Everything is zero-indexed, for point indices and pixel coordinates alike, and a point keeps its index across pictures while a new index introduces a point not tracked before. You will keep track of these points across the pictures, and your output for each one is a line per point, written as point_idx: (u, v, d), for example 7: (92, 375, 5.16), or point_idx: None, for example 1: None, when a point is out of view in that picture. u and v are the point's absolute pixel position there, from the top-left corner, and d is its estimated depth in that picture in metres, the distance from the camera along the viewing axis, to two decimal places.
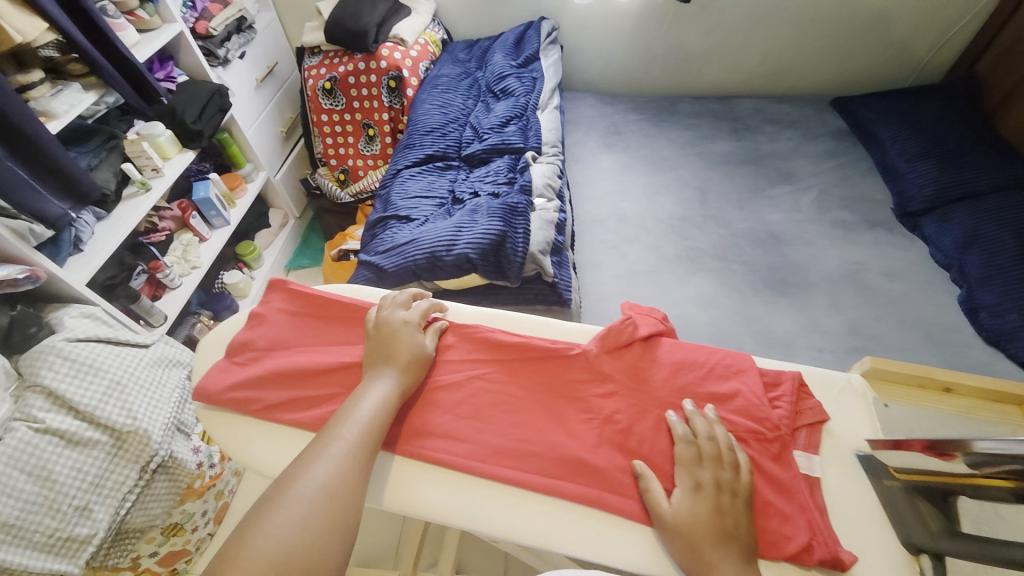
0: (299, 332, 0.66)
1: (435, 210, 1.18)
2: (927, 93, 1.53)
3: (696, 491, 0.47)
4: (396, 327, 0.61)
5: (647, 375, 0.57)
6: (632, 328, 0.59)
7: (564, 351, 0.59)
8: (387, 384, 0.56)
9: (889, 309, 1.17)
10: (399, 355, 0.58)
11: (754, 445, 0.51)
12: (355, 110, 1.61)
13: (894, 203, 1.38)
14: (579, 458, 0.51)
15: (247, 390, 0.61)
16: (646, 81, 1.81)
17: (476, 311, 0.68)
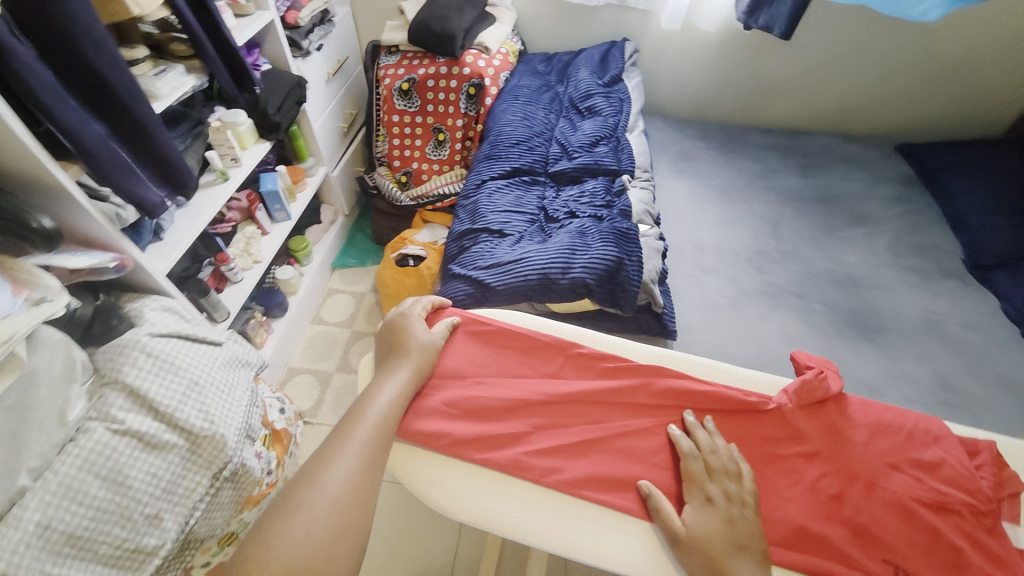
0: (471, 360, 0.69)
1: (528, 226, 1.16)
2: (998, 148, 1.56)
3: (705, 505, 0.53)
4: (407, 323, 0.70)
5: (847, 436, 0.57)
6: (826, 385, 0.59)
7: (756, 405, 0.60)
8: (401, 377, 0.64)
9: (971, 362, 1.17)
10: (410, 352, 0.67)
11: (966, 516, 0.52)
12: (428, 114, 1.58)
13: (965, 255, 1.39)
14: (801, 524, 0.52)
15: (433, 420, 0.63)
16: (716, 106, 1.83)
17: (645, 350, 0.70)
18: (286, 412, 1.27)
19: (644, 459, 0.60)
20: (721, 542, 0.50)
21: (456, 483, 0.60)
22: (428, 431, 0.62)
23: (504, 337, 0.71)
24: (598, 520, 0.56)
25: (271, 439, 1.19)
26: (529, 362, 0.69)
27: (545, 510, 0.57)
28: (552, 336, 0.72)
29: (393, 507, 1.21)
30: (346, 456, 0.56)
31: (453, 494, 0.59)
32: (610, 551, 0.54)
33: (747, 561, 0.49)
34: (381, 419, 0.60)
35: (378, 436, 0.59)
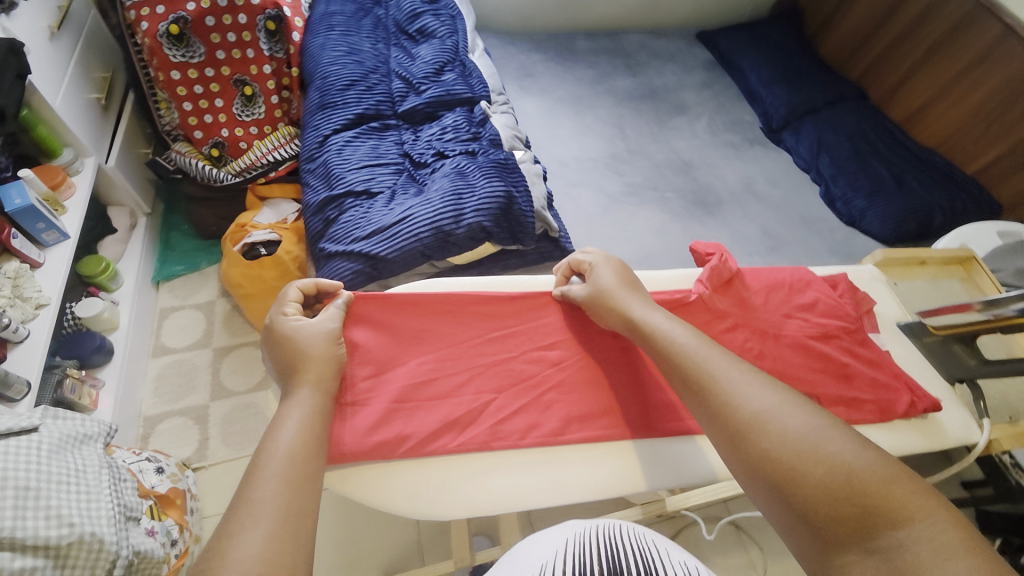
0: (402, 347, 0.62)
1: (397, 178, 1.04)
2: (769, 24, 1.83)
3: (605, 278, 0.64)
4: (294, 332, 0.55)
5: (752, 302, 0.64)
6: (730, 265, 0.65)
7: (682, 300, 0.63)
8: (305, 403, 0.51)
9: (780, 212, 1.45)
10: (307, 366, 0.54)
11: (851, 335, 0.64)
12: (220, 62, 1.25)
13: (761, 123, 1.66)
14: None
15: (387, 430, 0.56)
16: (539, 17, 1.77)
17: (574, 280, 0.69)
18: (165, 469, 1.04)
19: (609, 383, 0.63)
20: (622, 293, 0.62)
21: (438, 481, 0.55)
22: (392, 438, 0.55)
23: (426, 309, 0.64)
24: (580, 457, 0.58)
25: (159, 506, 0.97)
26: (465, 328, 0.64)
27: (534, 470, 0.57)
28: (473, 293, 0.66)
29: (335, 516, 1.11)
30: (251, 525, 0.41)
31: (430, 498, 0.54)
32: (605, 479, 0.57)
33: (638, 293, 0.62)
34: (286, 463, 0.46)
35: (291, 483, 0.45)
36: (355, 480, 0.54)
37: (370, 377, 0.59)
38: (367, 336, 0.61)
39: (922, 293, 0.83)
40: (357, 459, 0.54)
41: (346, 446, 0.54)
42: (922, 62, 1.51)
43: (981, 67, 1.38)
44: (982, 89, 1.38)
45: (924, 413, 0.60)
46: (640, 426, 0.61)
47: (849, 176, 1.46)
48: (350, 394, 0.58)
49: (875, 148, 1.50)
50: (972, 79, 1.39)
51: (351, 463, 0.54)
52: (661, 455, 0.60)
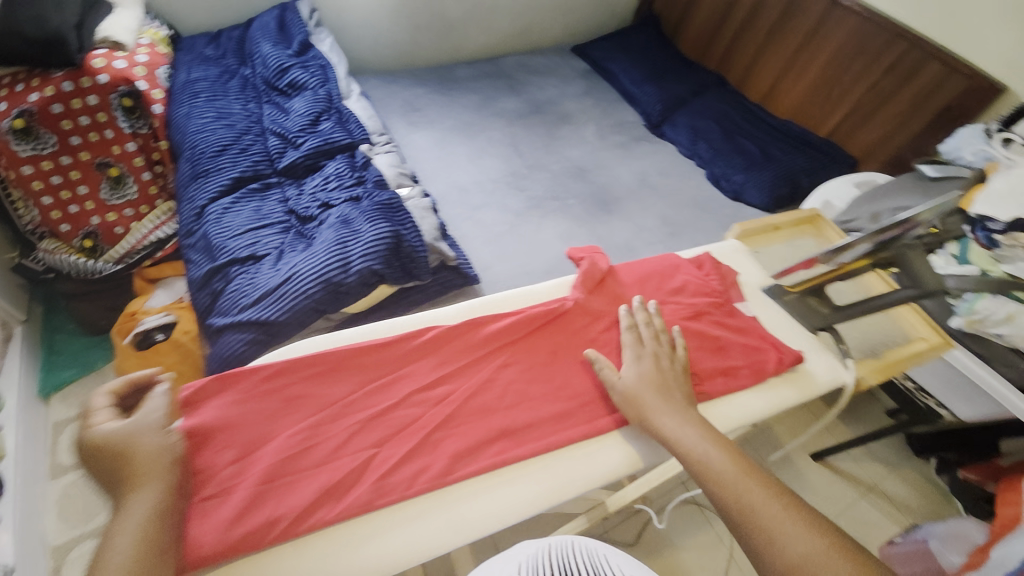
0: (262, 423, 0.57)
1: (285, 236, 1.00)
2: (632, 30, 1.98)
3: (639, 378, 0.60)
4: (110, 434, 0.49)
5: (626, 298, 0.69)
6: (601, 265, 0.71)
7: (560, 309, 0.68)
8: (138, 510, 0.46)
9: (674, 198, 1.54)
10: (135, 466, 0.48)
11: (718, 308, 0.70)
12: (77, 148, 1.16)
13: (644, 120, 1.77)
14: (633, 386, 0.60)
15: (256, 516, 0.51)
16: (417, 52, 1.80)
17: (453, 310, 0.70)
18: None
19: (496, 405, 0.61)
20: (652, 399, 0.59)
21: (320, 557, 0.51)
22: (261, 526, 0.51)
23: (292, 373, 0.60)
24: (477, 488, 0.56)
25: None
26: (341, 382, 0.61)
27: (428, 516, 0.54)
28: (345, 346, 0.63)
29: None
30: None
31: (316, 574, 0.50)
32: (504, 507, 0.55)
33: (668, 394, 0.59)
34: None
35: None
36: None
37: (232, 462, 0.54)
38: (224, 417, 0.57)
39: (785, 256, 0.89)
40: (221, 559, 0.49)
41: (208, 548, 0.49)
42: (767, 44, 1.67)
43: (816, 39, 1.52)
44: (823, 56, 1.52)
45: (794, 366, 0.66)
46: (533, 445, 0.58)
47: (725, 156, 1.60)
48: (210, 486, 0.53)
49: (741, 128, 1.66)
50: (811, 51, 1.55)
51: (215, 564, 0.49)
52: (558, 466, 0.58)
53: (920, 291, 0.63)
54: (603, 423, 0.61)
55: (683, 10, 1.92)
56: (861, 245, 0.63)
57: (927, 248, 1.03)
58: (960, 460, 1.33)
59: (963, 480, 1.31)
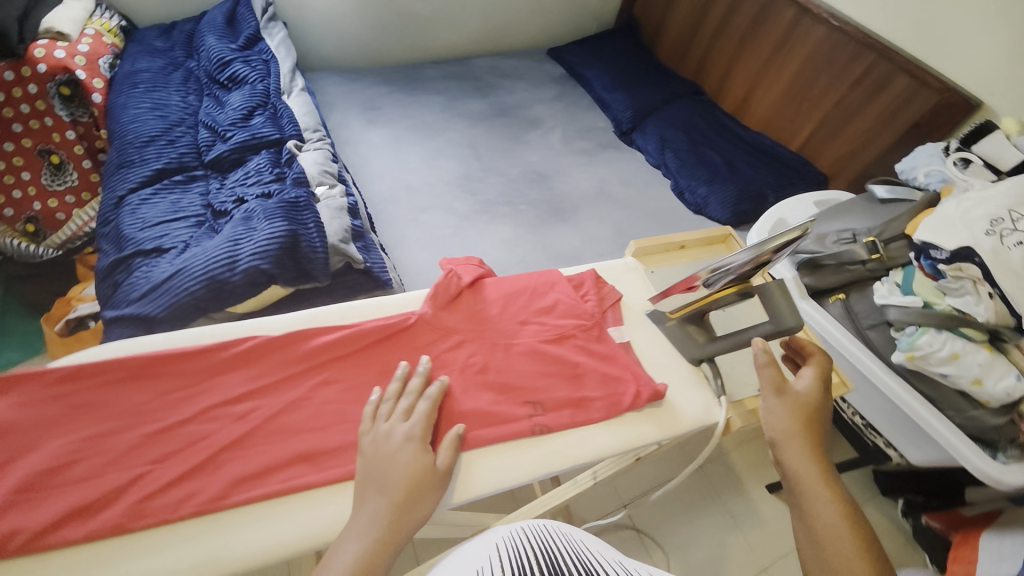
0: (44, 425, 0.55)
1: (196, 230, 0.99)
2: (609, 36, 1.93)
3: (802, 406, 0.61)
4: (387, 447, 0.55)
5: (484, 315, 0.68)
6: (457, 279, 0.68)
7: (403, 323, 0.65)
8: (375, 524, 0.49)
9: (631, 209, 1.48)
10: (392, 476, 0.53)
11: (586, 334, 0.69)
12: (19, 135, 1.17)
13: (614, 127, 1.71)
14: (459, 409, 0.60)
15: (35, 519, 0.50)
16: (385, 51, 1.77)
17: (284, 319, 0.68)
18: None
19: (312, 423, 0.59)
20: (799, 434, 0.59)
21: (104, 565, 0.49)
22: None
23: (90, 378, 0.58)
24: (281, 505, 0.55)
25: None
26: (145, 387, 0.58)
27: (195, 540, 0.52)
28: (156, 350, 0.61)
29: None
30: None
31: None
32: (284, 534, 0.53)
33: (813, 441, 0.58)
34: None
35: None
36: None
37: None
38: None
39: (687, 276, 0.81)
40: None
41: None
42: (739, 53, 1.61)
43: (783, 51, 1.47)
44: (790, 68, 1.47)
45: (653, 400, 0.65)
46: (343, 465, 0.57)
47: (691, 167, 1.53)
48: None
49: (709, 139, 1.59)
50: (778, 63, 1.50)
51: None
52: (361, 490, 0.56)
53: (781, 326, 0.64)
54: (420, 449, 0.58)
55: (661, 15, 1.87)
56: (729, 270, 0.59)
57: (873, 275, 0.99)
58: (927, 505, 1.20)
59: (926, 525, 1.19)
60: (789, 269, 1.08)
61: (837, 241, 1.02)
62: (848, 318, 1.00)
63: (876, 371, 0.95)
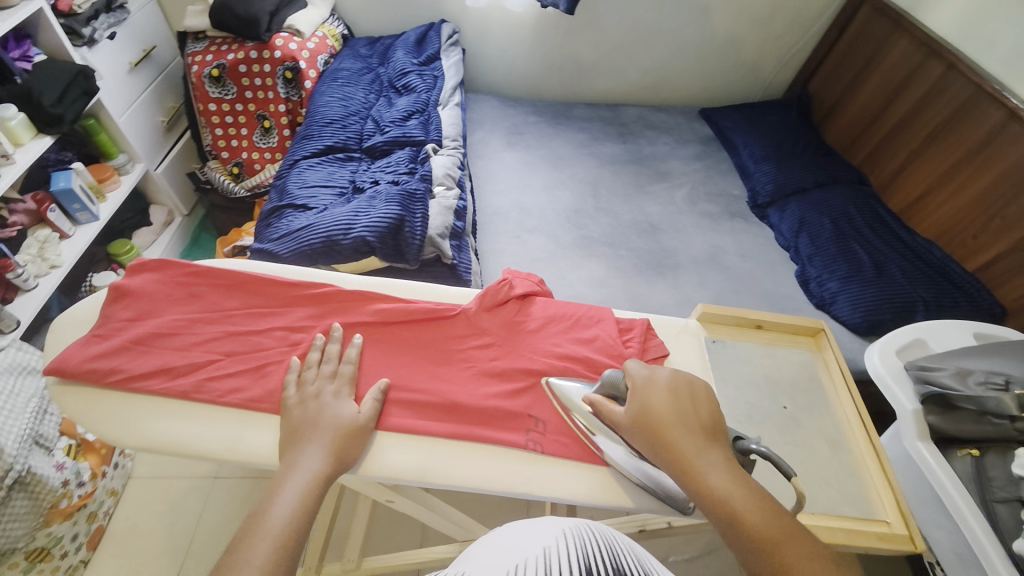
0: (165, 302, 0.70)
1: (335, 198, 1.18)
2: (773, 107, 1.83)
3: (649, 401, 0.57)
4: (318, 406, 0.61)
5: (521, 327, 0.71)
6: (508, 288, 0.73)
7: (447, 312, 0.72)
8: (311, 465, 0.56)
9: (742, 284, 1.37)
10: (318, 426, 0.59)
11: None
12: (248, 100, 1.54)
13: (748, 198, 1.62)
14: (467, 404, 0.65)
15: (131, 368, 0.64)
16: (545, 86, 1.91)
17: (360, 280, 0.78)
18: None
19: None
20: (662, 419, 0.55)
21: (168, 420, 0.62)
22: (103, 369, 0.63)
23: (207, 277, 0.73)
24: None
25: (80, 448, 1.09)
26: (239, 297, 0.72)
27: (222, 426, 0.62)
28: (261, 273, 0.75)
29: (242, 503, 1.23)
30: None
31: (166, 432, 0.61)
32: None
33: (682, 419, 0.55)
34: (285, 527, 0.50)
35: (277, 559, 0.48)
36: (102, 408, 0.63)
37: (125, 319, 0.68)
38: (142, 287, 0.71)
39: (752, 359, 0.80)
40: (69, 377, 0.63)
41: (65, 363, 0.63)
42: (922, 150, 1.41)
43: (979, 157, 1.26)
44: (985, 178, 1.25)
45: None
46: None
47: (827, 257, 1.37)
48: (102, 328, 0.67)
49: (860, 233, 1.40)
50: (970, 170, 1.28)
51: (96, 385, 0.64)
52: None
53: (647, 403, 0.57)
54: (420, 427, 0.63)
55: (839, 95, 1.72)
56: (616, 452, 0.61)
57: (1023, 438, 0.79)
58: None
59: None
60: (911, 399, 0.90)
61: (982, 383, 0.84)
62: (976, 482, 0.81)
63: (988, 551, 0.75)
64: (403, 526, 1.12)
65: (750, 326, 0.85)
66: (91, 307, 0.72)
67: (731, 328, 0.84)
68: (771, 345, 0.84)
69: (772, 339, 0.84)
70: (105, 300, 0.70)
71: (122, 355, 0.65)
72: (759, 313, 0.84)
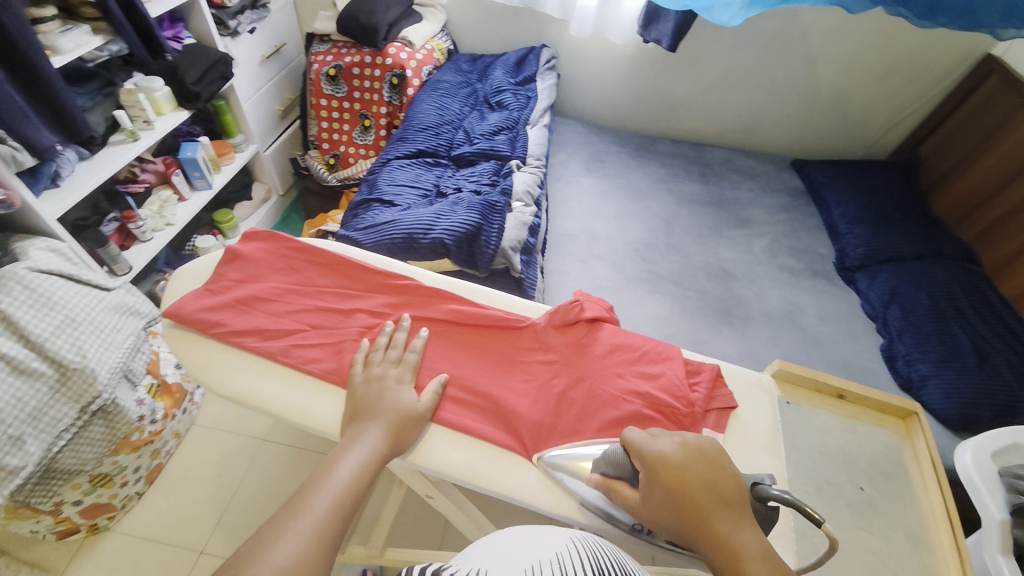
0: (269, 270, 0.77)
1: (419, 199, 1.24)
2: (876, 168, 1.72)
3: (671, 480, 0.52)
4: (383, 389, 0.63)
5: (587, 349, 0.71)
6: (580, 310, 0.73)
7: (517, 323, 0.73)
8: (370, 441, 0.58)
9: (815, 348, 1.29)
10: (380, 407, 0.61)
11: (671, 422, 0.65)
12: (355, 100, 1.67)
13: (834, 258, 1.52)
14: (521, 416, 0.65)
15: (231, 321, 0.71)
16: (632, 118, 1.92)
17: (439, 279, 0.81)
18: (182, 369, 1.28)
19: None
20: (688, 503, 0.50)
21: (252, 375, 0.68)
22: (209, 320, 0.70)
23: (307, 253, 0.79)
24: None
25: (160, 389, 1.19)
26: (330, 277, 0.78)
27: (297, 392, 0.67)
28: (351, 257, 0.81)
29: (283, 469, 1.30)
30: (285, 539, 0.46)
31: (249, 386, 0.67)
32: None
33: (708, 501, 0.50)
34: (340, 492, 0.52)
35: (331, 518, 0.50)
36: (203, 353, 0.70)
37: (234, 280, 0.75)
38: (253, 253, 0.78)
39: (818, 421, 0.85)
40: (181, 322, 0.70)
41: (180, 309, 0.71)
42: None
43: None
44: None
45: None
46: None
47: (920, 335, 1.25)
48: (215, 283, 0.75)
49: (964, 316, 1.28)
50: None
51: (202, 332, 0.71)
52: None
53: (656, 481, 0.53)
54: (474, 429, 0.64)
55: (954, 164, 1.59)
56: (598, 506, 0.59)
57: None
58: None
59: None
60: (1001, 509, 0.80)
61: None
62: None
63: None
64: (428, 526, 1.13)
65: (831, 395, 0.88)
66: (207, 264, 0.80)
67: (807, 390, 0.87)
68: (851, 418, 0.87)
69: (854, 413, 0.88)
70: (221, 260, 0.78)
71: (227, 309, 0.72)
72: (844, 385, 0.87)
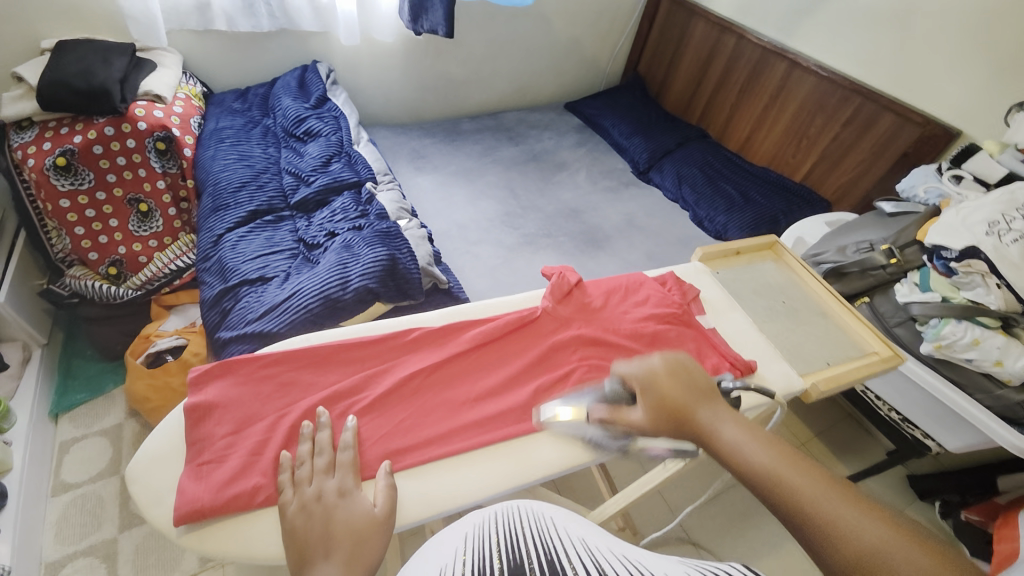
0: (260, 402, 0.68)
1: (291, 262, 1.10)
2: (621, 91, 2.17)
3: (660, 391, 0.60)
4: (330, 510, 0.57)
5: (592, 306, 0.85)
6: (568, 278, 0.86)
7: (533, 315, 0.83)
8: (330, 574, 0.50)
9: (659, 237, 1.64)
10: (331, 531, 0.55)
11: (677, 325, 0.82)
12: (112, 185, 1.29)
13: (631, 168, 1.90)
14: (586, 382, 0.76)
15: (249, 482, 0.61)
16: (425, 108, 1.97)
17: (435, 315, 0.85)
18: None
19: (459, 398, 0.73)
20: (668, 397, 0.59)
21: None
22: (247, 489, 0.60)
23: (296, 359, 0.73)
24: (455, 466, 0.67)
25: None
26: (336, 371, 0.74)
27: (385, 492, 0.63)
28: (338, 340, 0.77)
29: None
30: None
31: None
32: (460, 487, 0.65)
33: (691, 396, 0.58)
34: None
35: None
36: (239, 534, 0.59)
37: (228, 434, 0.65)
38: (226, 395, 0.68)
39: (740, 278, 0.97)
40: (212, 515, 0.58)
41: (199, 501, 0.59)
42: (739, 103, 1.84)
43: (781, 98, 1.70)
44: (789, 112, 1.69)
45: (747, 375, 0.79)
46: (494, 429, 0.70)
47: (708, 199, 1.70)
48: (207, 452, 0.63)
49: (722, 174, 1.79)
50: (778, 108, 1.72)
51: (215, 517, 0.59)
52: (518, 458, 0.69)
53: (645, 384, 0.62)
54: (557, 417, 0.72)
55: (666, 73, 2.13)
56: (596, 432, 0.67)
57: (893, 278, 1.13)
58: (965, 501, 1.26)
59: (964, 520, 1.23)
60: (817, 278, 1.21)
61: (857, 250, 1.18)
62: (875, 318, 1.14)
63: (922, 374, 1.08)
64: None
65: (734, 254, 1.02)
66: (165, 443, 0.65)
67: (725, 259, 1.00)
68: (754, 263, 1.01)
69: (752, 258, 1.02)
70: (186, 423, 0.66)
71: (240, 473, 0.62)
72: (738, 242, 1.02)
